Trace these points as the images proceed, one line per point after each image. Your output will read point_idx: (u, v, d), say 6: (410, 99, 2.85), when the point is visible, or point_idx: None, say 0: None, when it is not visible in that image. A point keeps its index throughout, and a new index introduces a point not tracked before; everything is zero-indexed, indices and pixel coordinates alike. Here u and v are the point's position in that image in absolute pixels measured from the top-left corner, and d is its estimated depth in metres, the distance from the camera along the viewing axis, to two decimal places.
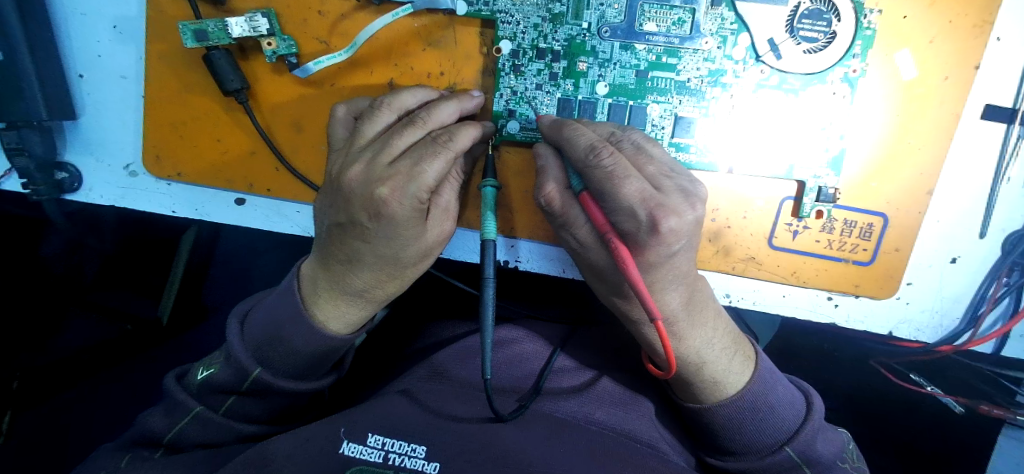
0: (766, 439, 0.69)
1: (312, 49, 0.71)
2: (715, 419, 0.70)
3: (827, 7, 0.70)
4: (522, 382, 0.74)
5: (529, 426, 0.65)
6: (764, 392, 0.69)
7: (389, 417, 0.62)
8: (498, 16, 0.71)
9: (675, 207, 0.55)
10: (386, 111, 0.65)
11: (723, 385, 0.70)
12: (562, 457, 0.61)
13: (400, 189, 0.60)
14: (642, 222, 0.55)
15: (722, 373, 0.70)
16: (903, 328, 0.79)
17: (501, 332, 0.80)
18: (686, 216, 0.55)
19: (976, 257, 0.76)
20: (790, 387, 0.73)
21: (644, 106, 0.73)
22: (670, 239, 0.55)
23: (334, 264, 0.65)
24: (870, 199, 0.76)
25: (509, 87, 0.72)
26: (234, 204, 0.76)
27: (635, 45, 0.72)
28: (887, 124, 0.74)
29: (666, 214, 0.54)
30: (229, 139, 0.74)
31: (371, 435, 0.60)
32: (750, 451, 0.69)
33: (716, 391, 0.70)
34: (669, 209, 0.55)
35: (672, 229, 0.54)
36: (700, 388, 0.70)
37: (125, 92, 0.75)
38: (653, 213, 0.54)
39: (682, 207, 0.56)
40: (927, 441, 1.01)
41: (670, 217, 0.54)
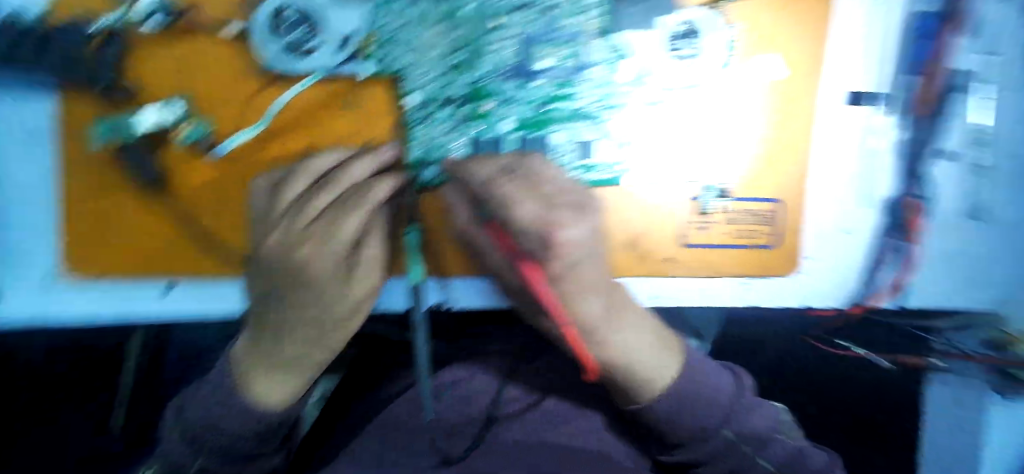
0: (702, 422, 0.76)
1: (225, 128, 0.72)
2: (653, 411, 0.76)
3: (694, 28, 0.78)
4: None
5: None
6: (696, 382, 0.75)
7: None
8: (400, 73, 0.75)
9: (568, 221, 0.62)
10: (301, 177, 0.69)
11: (656, 379, 0.76)
12: None
13: (320, 250, 0.66)
14: (537, 239, 0.62)
15: (653, 369, 0.75)
16: (814, 299, 0.88)
17: (449, 374, 0.78)
18: (578, 228, 0.62)
19: (860, 225, 0.86)
20: (725, 372, 0.79)
21: (552, 135, 0.78)
22: (566, 249, 0.62)
23: (267, 330, 0.69)
24: (763, 189, 0.83)
25: (420, 137, 0.74)
26: (159, 296, 0.73)
27: (533, 82, 0.76)
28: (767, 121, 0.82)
29: (560, 228, 0.61)
30: (147, 229, 0.73)
31: None
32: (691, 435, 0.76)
33: (649, 390, 0.76)
34: (563, 224, 0.61)
35: (567, 240, 0.62)
36: (632, 386, 0.76)
37: (22, 194, 0.69)
38: (548, 229, 0.61)
39: (573, 220, 0.62)
40: None
41: (564, 230, 0.61)
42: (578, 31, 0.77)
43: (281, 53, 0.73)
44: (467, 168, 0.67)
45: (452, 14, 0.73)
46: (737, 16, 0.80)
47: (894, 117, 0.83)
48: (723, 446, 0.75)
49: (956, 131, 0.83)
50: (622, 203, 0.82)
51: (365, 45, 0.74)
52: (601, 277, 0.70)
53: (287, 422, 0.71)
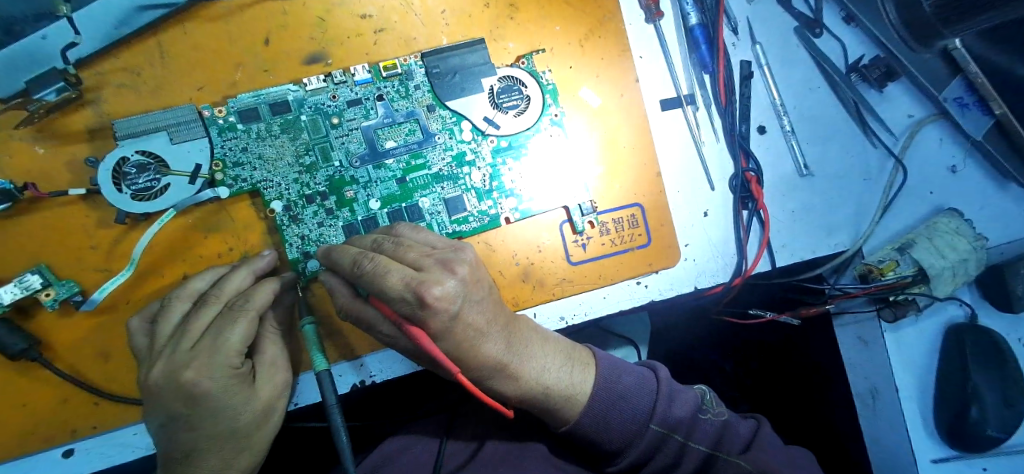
0: (631, 425, 0.75)
1: (94, 281, 0.75)
2: (584, 427, 0.76)
3: (513, 82, 0.90)
4: None
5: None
6: (611, 386, 0.77)
7: None
8: (260, 185, 0.81)
9: (436, 278, 0.67)
10: (178, 303, 0.71)
11: (576, 394, 0.77)
12: None
13: (206, 365, 0.65)
14: (411, 299, 0.66)
15: (569, 386, 0.78)
16: (704, 278, 0.94)
17: (390, 445, 0.83)
18: (447, 282, 0.67)
19: (716, 204, 0.96)
20: (637, 367, 0.82)
21: (416, 203, 0.86)
22: (443, 304, 0.66)
23: (173, 466, 0.65)
24: (619, 197, 0.93)
25: (296, 235, 0.81)
26: (60, 458, 0.72)
27: (385, 162, 0.85)
28: (601, 142, 0.93)
29: (428, 286, 0.65)
30: (35, 395, 0.73)
31: None
32: (622, 440, 0.75)
33: (572, 405, 0.77)
34: (430, 282, 0.66)
35: (437, 296, 0.65)
36: (559, 411, 0.77)
37: None
38: (418, 291, 0.65)
39: (443, 276, 0.67)
40: (795, 365, 1.22)
41: (432, 287, 0.65)
42: (412, 110, 0.87)
43: (131, 199, 0.76)
44: (336, 252, 0.72)
45: (292, 125, 0.82)
46: (546, 63, 0.92)
47: (701, 112, 0.96)
48: (657, 442, 0.75)
49: (754, 110, 0.97)
50: (503, 243, 0.89)
51: (216, 171, 0.79)
52: (493, 316, 0.73)
53: None
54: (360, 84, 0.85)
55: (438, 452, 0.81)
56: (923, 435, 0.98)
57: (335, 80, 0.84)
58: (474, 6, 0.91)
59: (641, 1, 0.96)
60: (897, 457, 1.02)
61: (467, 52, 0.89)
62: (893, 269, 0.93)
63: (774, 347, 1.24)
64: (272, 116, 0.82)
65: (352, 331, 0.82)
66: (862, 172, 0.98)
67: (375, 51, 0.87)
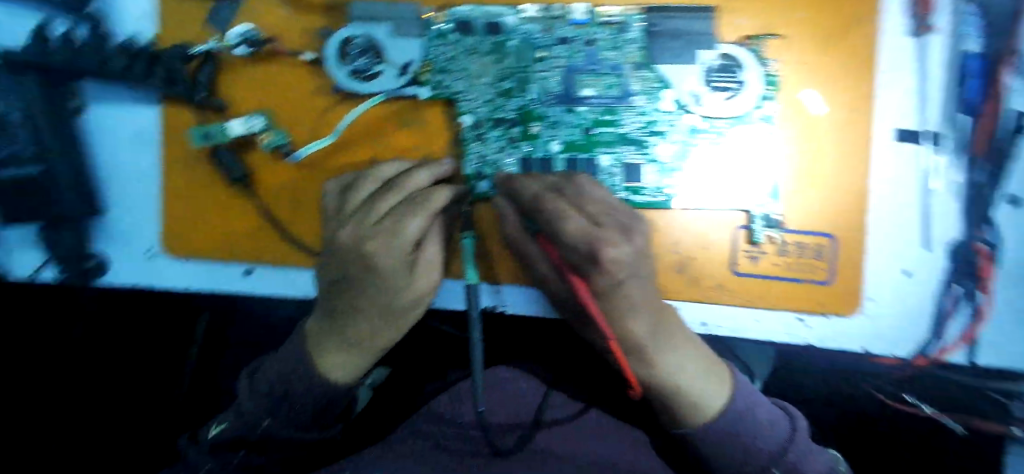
0: (752, 462, 0.72)
1: (302, 138, 0.84)
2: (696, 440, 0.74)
3: (732, 63, 0.80)
4: (522, 417, 0.87)
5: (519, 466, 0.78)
6: (743, 417, 0.73)
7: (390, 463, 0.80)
8: (457, 96, 0.82)
9: (611, 239, 0.66)
10: (369, 181, 0.77)
11: (705, 406, 0.73)
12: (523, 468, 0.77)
13: (387, 244, 0.73)
14: (584, 251, 0.67)
15: (700, 398, 0.74)
16: (879, 343, 0.84)
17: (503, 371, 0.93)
18: (623, 246, 0.66)
19: (925, 267, 0.82)
20: (775, 408, 0.76)
21: (596, 158, 0.82)
22: (613, 267, 0.66)
23: (336, 315, 0.79)
24: (814, 221, 0.83)
25: (476, 154, 0.83)
26: (243, 276, 0.85)
27: (577, 108, 0.81)
28: (811, 156, 0.81)
29: (603, 244, 0.66)
30: (234, 219, 0.84)
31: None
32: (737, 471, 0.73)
33: (698, 416, 0.74)
34: (606, 241, 0.66)
35: (612, 257, 0.66)
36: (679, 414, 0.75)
37: (145, 172, 0.84)
38: (592, 244, 0.66)
39: (618, 238, 0.67)
40: None
41: (608, 247, 0.66)
42: (618, 64, 0.81)
43: (348, 76, 0.82)
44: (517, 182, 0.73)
45: (499, 46, 0.81)
46: (775, 52, 0.81)
47: (943, 158, 0.81)
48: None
49: (1016, 176, 0.82)
50: (670, 227, 0.84)
51: (423, 72, 0.82)
52: (648, 297, 0.72)
53: (342, 395, 0.81)
54: (574, 25, 0.81)
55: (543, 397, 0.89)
56: None
57: (552, 13, 0.81)
58: None
59: (912, 9, 0.81)
60: None
61: (695, 18, 0.80)
62: None
63: None
64: (483, 33, 0.82)
65: (502, 259, 0.87)
66: None
67: None
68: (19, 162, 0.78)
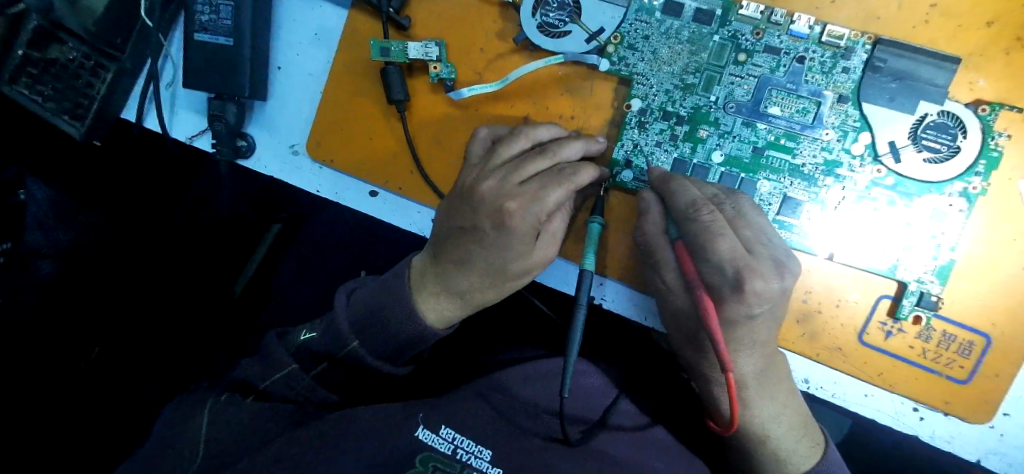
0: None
1: (466, 78, 0.83)
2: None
3: (953, 123, 0.73)
4: (590, 414, 0.79)
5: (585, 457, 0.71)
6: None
7: (460, 416, 0.72)
8: (635, 78, 0.79)
9: (763, 272, 0.63)
10: (522, 139, 0.75)
11: (786, 461, 0.72)
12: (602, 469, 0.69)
13: (525, 207, 0.69)
14: (729, 279, 0.64)
15: (787, 452, 0.72)
16: (993, 458, 0.77)
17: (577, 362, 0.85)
18: (772, 282, 0.63)
19: None
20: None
21: (755, 180, 0.77)
22: (752, 299, 0.63)
23: (446, 262, 0.76)
24: (972, 316, 0.76)
25: (631, 140, 0.80)
26: (367, 195, 0.86)
27: (757, 124, 0.77)
28: (1000, 249, 0.74)
29: (753, 275, 0.62)
30: (379, 137, 0.85)
31: (445, 427, 0.70)
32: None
33: (778, 468, 0.72)
34: (756, 272, 0.63)
35: (755, 289, 0.62)
36: (761, 459, 0.73)
37: (315, 71, 0.87)
38: (740, 272, 0.63)
39: (770, 274, 0.64)
40: None
41: (756, 279, 0.62)
42: (821, 90, 0.76)
43: (536, 27, 0.79)
44: (674, 183, 0.71)
45: (701, 40, 0.77)
46: (1008, 126, 0.73)
47: None
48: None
49: None
50: (808, 273, 0.78)
51: (612, 44, 0.79)
52: (767, 338, 0.70)
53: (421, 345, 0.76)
54: (790, 36, 0.76)
55: (612, 401, 0.82)
56: None
57: (772, 18, 0.76)
58: (972, 19, 0.73)
59: None
60: None
61: (928, 63, 0.73)
62: None
63: None
64: (690, 21, 0.78)
65: (618, 254, 0.83)
66: None
67: (829, 9, 0.76)
68: (220, 29, 0.81)
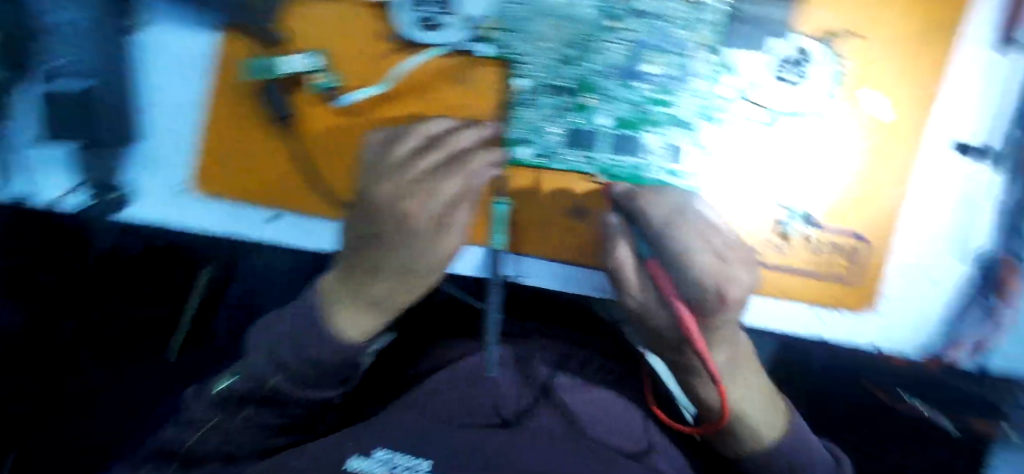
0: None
1: (352, 84, 0.80)
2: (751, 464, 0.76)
3: (804, 56, 0.79)
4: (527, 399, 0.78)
5: (576, 451, 0.71)
6: (796, 451, 0.73)
7: (393, 436, 0.69)
8: (517, 58, 0.81)
9: (736, 277, 0.77)
10: (410, 135, 0.77)
11: (759, 432, 0.74)
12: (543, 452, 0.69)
13: (421, 203, 0.77)
14: (711, 292, 0.75)
15: (759, 426, 0.74)
16: (885, 343, 0.81)
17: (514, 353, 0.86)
18: (743, 283, 0.77)
19: (947, 275, 0.80)
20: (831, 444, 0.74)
21: (642, 136, 0.80)
22: (732, 303, 0.76)
23: (358, 270, 0.78)
24: (844, 220, 0.80)
25: (522, 118, 0.81)
26: (264, 222, 0.82)
27: (634, 84, 0.80)
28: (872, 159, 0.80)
29: (730, 284, 0.76)
30: (268, 160, 0.82)
31: (378, 449, 0.67)
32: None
33: (755, 441, 0.75)
34: (732, 280, 0.76)
35: (734, 294, 0.76)
36: (739, 438, 0.76)
37: (185, 104, 0.82)
38: (721, 284, 0.75)
39: (742, 276, 0.78)
40: None
41: (733, 286, 0.76)
42: (687, 42, 0.79)
43: (416, 26, 0.80)
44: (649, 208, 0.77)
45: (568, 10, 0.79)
46: (847, 48, 0.79)
47: (991, 176, 0.78)
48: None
49: None
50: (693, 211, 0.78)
51: (492, 29, 0.80)
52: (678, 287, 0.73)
53: (349, 361, 0.75)
54: None
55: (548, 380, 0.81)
56: None
57: None
58: None
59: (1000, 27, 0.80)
60: None
61: (776, 5, 0.80)
62: None
63: None
64: None
65: (529, 229, 0.83)
66: None
67: None
68: (75, 74, 0.79)
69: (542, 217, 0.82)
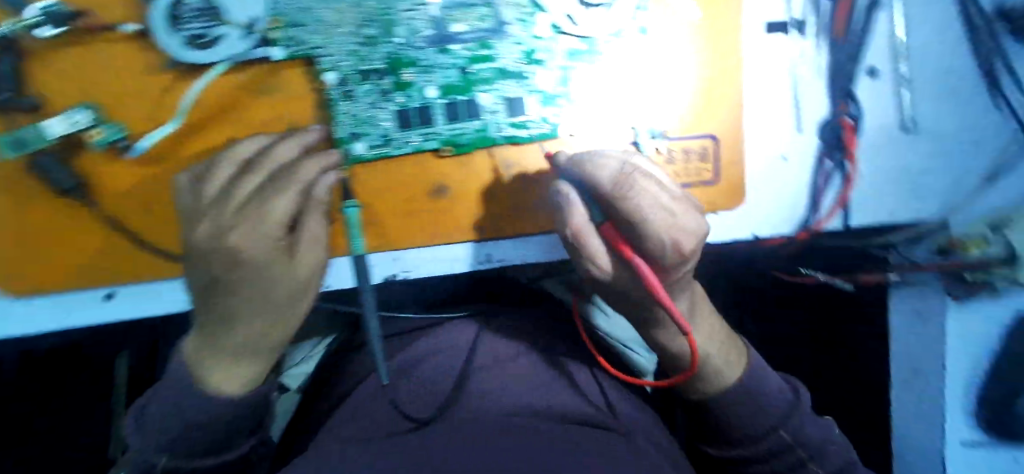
0: (758, 426, 0.77)
1: (141, 128, 0.73)
2: (717, 408, 0.79)
3: None
4: (428, 406, 0.79)
5: (541, 440, 0.67)
6: (758, 384, 0.79)
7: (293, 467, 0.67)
8: (315, 52, 0.75)
9: (693, 227, 0.65)
10: (224, 164, 0.69)
11: (724, 374, 0.79)
12: (452, 435, 0.68)
13: (250, 234, 0.64)
14: (667, 249, 0.65)
15: (720, 367, 0.79)
16: (765, 228, 0.87)
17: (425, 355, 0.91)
18: (700, 230, 0.66)
19: (800, 152, 0.86)
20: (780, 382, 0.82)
21: (475, 98, 0.79)
22: (689, 255, 0.66)
23: (212, 324, 0.71)
24: (697, 126, 0.84)
25: (346, 113, 0.77)
26: (104, 299, 0.77)
27: (450, 47, 0.77)
28: (703, 60, 0.83)
29: (685, 237, 0.65)
30: (80, 236, 0.75)
31: None
32: (745, 441, 0.78)
33: (718, 383, 0.79)
34: (687, 232, 0.65)
35: (692, 247, 0.66)
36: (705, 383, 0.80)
37: None
38: (677, 238, 0.64)
39: (698, 225, 0.66)
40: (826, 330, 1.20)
41: (688, 239, 0.65)
42: None
43: (184, 46, 0.72)
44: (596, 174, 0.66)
45: None
46: None
47: (813, 43, 0.84)
48: (780, 449, 0.77)
49: (876, 47, 0.84)
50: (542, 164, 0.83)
51: (274, 29, 0.73)
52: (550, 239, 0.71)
53: (237, 417, 0.73)
54: None
55: (456, 371, 0.86)
56: (961, 422, 0.95)
57: None
58: None
59: None
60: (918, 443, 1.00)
61: None
62: (978, 246, 0.86)
63: (821, 313, 1.19)
64: None
65: (394, 222, 0.84)
66: (972, 136, 0.85)
67: None
68: None
69: (405, 206, 0.83)
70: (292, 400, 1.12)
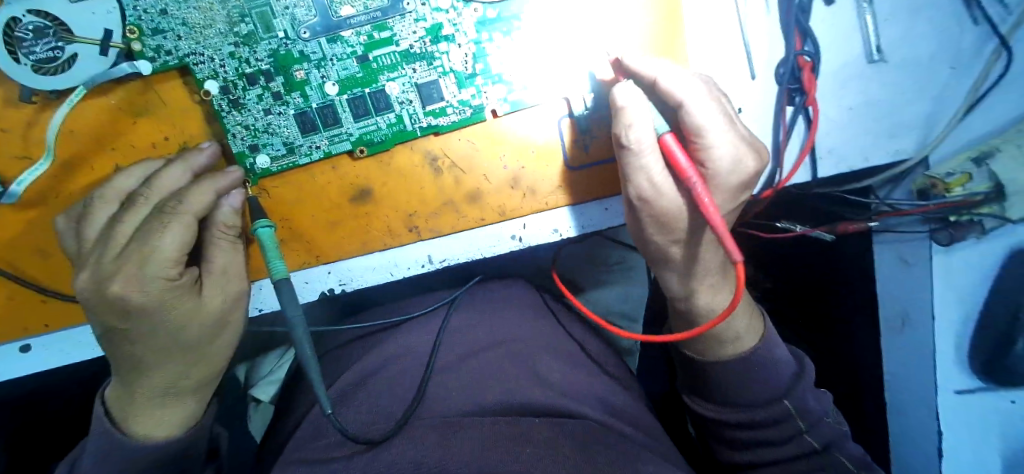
0: (761, 394, 0.72)
1: (15, 170, 0.69)
2: (721, 374, 0.73)
3: None
4: (377, 414, 0.72)
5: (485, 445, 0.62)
6: (771, 354, 0.72)
7: None
8: (188, 60, 0.67)
9: (761, 149, 0.61)
10: (101, 204, 0.64)
11: (743, 340, 0.73)
12: (387, 455, 0.63)
13: (134, 280, 0.59)
14: (732, 170, 0.59)
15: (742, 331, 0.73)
16: None
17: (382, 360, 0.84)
18: (761, 155, 0.61)
19: (757, 103, 0.77)
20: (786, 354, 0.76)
21: (382, 88, 0.70)
22: (748, 180, 0.62)
23: (122, 373, 0.65)
24: None
25: (238, 125, 0.70)
26: (19, 353, 0.73)
27: (341, 35, 0.68)
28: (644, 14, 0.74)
29: (754, 158, 0.60)
30: None
31: None
32: (744, 407, 0.73)
33: (736, 346, 0.73)
34: (756, 153, 0.60)
35: (754, 170, 0.60)
36: (724, 345, 0.73)
37: None
38: (752, 157, 0.60)
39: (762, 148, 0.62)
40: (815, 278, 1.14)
41: (753, 160, 0.60)
42: None
43: (33, 72, 0.65)
44: (672, 85, 0.58)
45: None
46: None
47: None
48: (780, 419, 0.71)
49: None
50: (471, 156, 0.75)
51: (132, 40, 0.66)
52: None
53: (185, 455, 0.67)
54: None
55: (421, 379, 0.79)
56: (952, 365, 0.89)
57: None
58: None
59: None
60: (914, 391, 0.94)
61: None
62: (962, 184, 0.79)
63: (809, 264, 1.13)
64: None
65: (320, 234, 0.76)
66: (951, 58, 0.75)
67: None
68: None
69: (328, 215, 0.76)
70: (267, 411, 1.02)
